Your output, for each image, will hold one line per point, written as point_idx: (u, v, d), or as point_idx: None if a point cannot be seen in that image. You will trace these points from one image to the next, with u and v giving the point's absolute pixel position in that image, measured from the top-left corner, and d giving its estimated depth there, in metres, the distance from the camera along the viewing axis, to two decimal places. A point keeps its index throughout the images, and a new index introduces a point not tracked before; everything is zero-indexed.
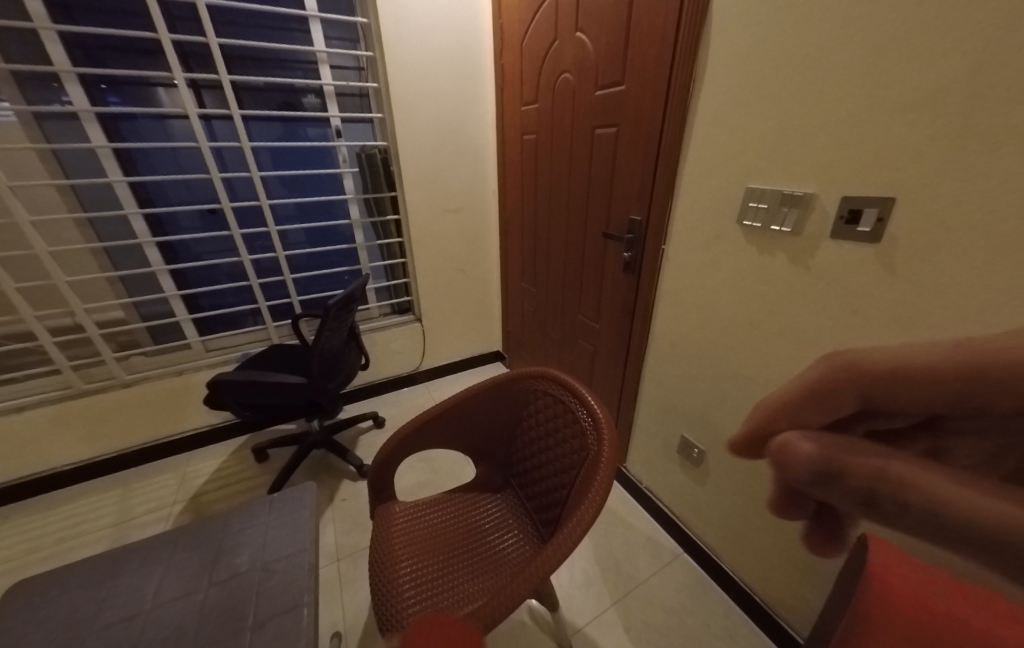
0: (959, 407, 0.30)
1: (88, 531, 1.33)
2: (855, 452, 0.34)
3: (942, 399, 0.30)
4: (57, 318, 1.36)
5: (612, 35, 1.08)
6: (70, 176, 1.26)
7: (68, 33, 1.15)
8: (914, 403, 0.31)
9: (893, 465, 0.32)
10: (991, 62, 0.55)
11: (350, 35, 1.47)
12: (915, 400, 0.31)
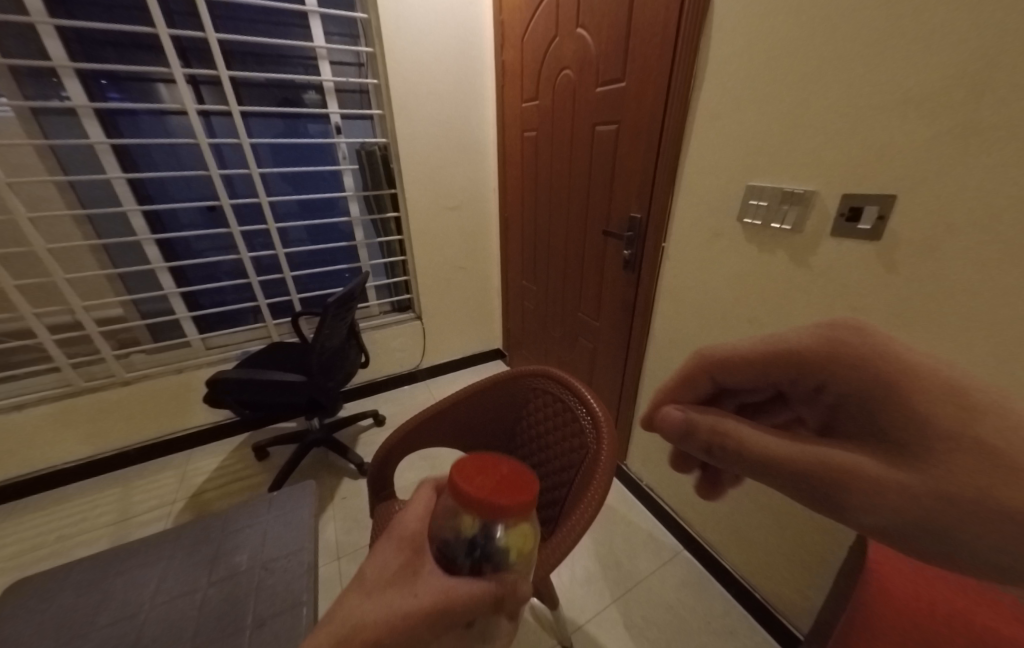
0: (786, 379, 0.36)
1: (88, 530, 1.32)
2: (703, 413, 0.39)
3: (769, 374, 0.37)
4: (57, 315, 1.36)
5: (613, 30, 1.07)
6: (68, 173, 1.25)
7: (66, 28, 1.15)
8: (752, 376, 0.38)
9: (727, 423, 0.37)
10: (992, 58, 0.55)
11: (350, 31, 1.46)
12: (746, 374, 0.38)
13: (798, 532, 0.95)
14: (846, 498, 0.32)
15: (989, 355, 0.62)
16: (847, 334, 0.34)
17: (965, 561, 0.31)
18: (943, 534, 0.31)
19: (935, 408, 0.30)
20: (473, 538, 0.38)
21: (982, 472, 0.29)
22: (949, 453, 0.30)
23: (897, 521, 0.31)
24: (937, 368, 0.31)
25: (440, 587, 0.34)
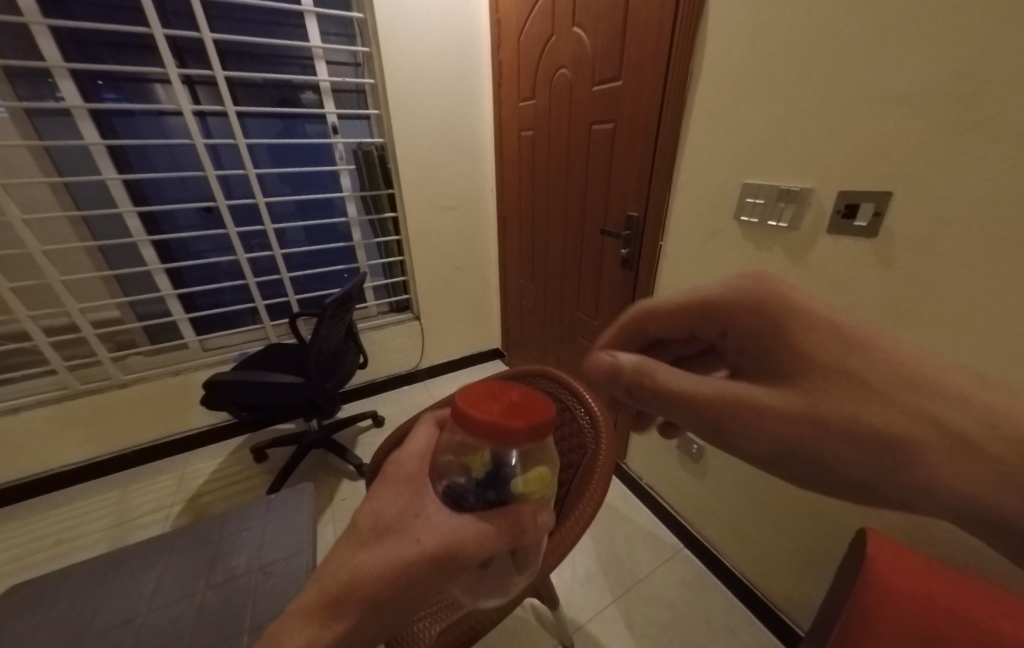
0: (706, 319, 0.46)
1: (85, 534, 1.31)
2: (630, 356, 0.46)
3: (690, 325, 0.47)
4: (53, 318, 1.35)
5: (608, 29, 1.08)
6: (63, 174, 1.24)
7: (60, 29, 1.14)
8: (680, 328, 0.48)
9: (649, 366, 0.45)
10: (986, 55, 0.56)
11: (347, 30, 1.46)
12: (673, 326, 0.48)
13: (798, 529, 0.96)
14: (731, 422, 0.42)
15: (985, 349, 0.63)
16: (762, 291, 0.43)
17: (807, 472, 0.42)
18: (801, 450, 0.41)
19: (820, 347, 0.40)
20: (485, 472, 0.37)
21: (831, 400, 0.39)
22: (809, 385, 0.40)
23: (766, 440, 0.41)
24: (832, 315, 0.41)
25: (449, 529, 0.36)
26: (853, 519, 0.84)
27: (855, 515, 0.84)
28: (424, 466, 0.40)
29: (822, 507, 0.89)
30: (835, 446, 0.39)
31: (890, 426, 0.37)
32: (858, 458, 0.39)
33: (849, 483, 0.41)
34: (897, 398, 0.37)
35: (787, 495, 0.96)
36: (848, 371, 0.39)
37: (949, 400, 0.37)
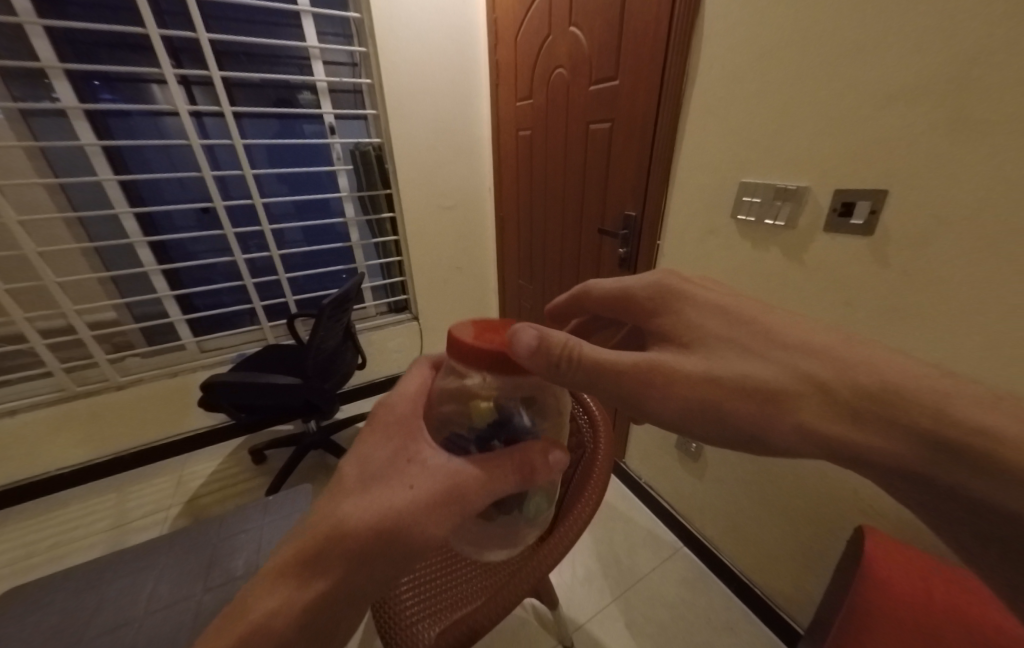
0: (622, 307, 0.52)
1: (81, 537, 1.31)
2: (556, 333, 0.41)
3: (613, 309, 0.53)
4: (49, 319, 1.34)
5: (605, 29, 1.08)
6: (59, 175, 1.24)
7: (55, 29, 1.14)
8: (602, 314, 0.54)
9: (574, 341, 0.41)
10: (981, 53, 0.56)
11: (344, 30, 1.46)
12: (603, 308, 0.54)
13: (797, 526, 0.96)
14: (642, 389, 0.42)
15: (981, 346, 0.63)
16: (665, 283, 0.49)
17: (704, 433, 0.43)
18: (704, 409, 0.42)
19: (708, 321, 0.45)
20: (490, 414, 0.41)
21: (716, 362, 0.43)
22: (701, 352, 0.44)
23: (674, 403, 0.42)
24: (716, 297, 0.47)
25: (446, 474, 0.39)
26: (852, 517, 0.84)
27: (854, 513, 0.84)
28: (414, 409, 0.44)
29: (820, 504, 0.89)
30: (727, 402, 0.41)
31: (766, 378, 0.41)
32: (752, 415, 0.41)
33: (742, 444, 0.42)
34: (766, 357, 0.41)
35: (786, 493, 0.96)
36: (727, 337, 0.44)
37: (824, 362, 0.40)
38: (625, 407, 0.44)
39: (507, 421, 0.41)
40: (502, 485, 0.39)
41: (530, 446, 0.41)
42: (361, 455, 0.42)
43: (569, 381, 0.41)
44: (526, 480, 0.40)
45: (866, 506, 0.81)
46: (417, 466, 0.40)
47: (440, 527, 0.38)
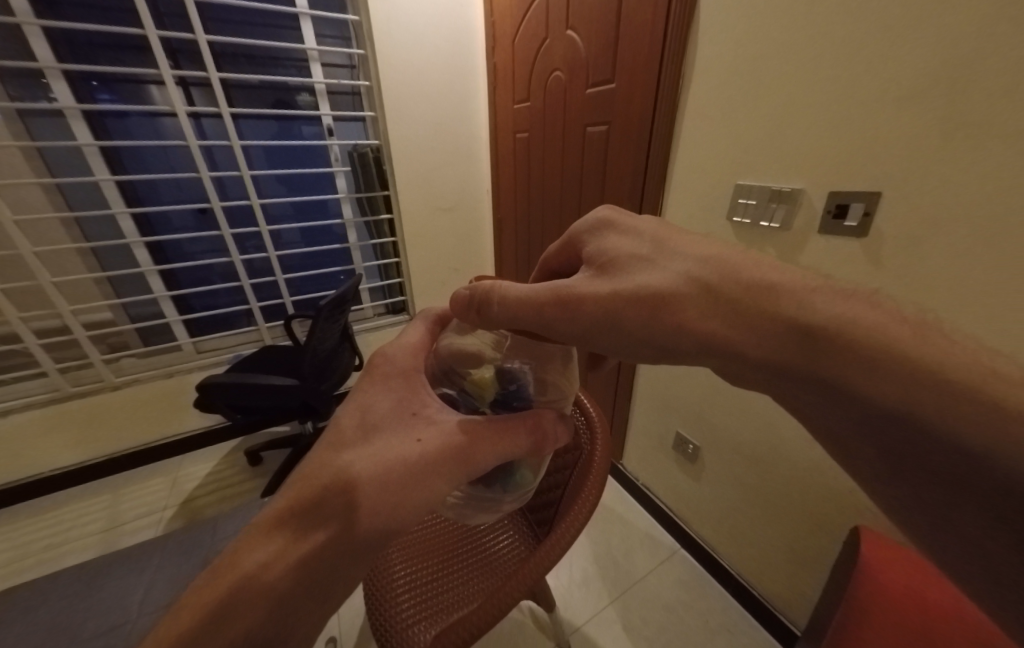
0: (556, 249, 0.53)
1: (75, 539, 1.30)
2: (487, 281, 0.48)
3: (560, 257, 0.53)
4: (44, 319, 1.34)
5: (601, 33, 1.09)
6: (55, 175, 1.24)
7: (53, 29, 1.14)
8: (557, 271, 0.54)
9: (497, 285, 0.46)
10: (971, 59, 0.57)
11: (343, 32, 1.47)
12: (557, 260, 0.53)
13: (793, 527, 0.96)
14: (545, 312, 0.44)
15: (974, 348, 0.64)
16: (604, 222, 0.50)
17: (608, 344, 0.45)
18: (603, 321, 0.44)
19: (626, 248, 0.46)
20: (492, 383, 0.46)
21: (618, 278, 0.45)
22: (610, 275, 0.45)
23: (577, 319, 0.44)
24: (637, 225, 0.48)
25: (454, 427, 0.44)
26: (848, 518, 0.85)
27: (850, 514, 0.84)
28: (416, 362, 0.50)
29: (816, 505, 0.90)
30: (625, 311, 0.43)
31: (655, 284, 0.43)
32: (649, 322, 0.43)
33: (644, 350, 0.44)
34: (663, 267, 0.44)
35: (782, 494, 0.96)
36: (636, 257, 0.46)
37: (725, 274, 0.42)
38: (543, 332, 0.45)
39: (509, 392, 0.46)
40: (515, 435, 0.44)
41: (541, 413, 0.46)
42: (365, 406, 0.46)
43: (496, 321, 0.46)
44: (532, 437, 0.44)
45: (863, 507, 0.81)
46: (422, 419, 0.45)
47: (450, 475, 0.42)
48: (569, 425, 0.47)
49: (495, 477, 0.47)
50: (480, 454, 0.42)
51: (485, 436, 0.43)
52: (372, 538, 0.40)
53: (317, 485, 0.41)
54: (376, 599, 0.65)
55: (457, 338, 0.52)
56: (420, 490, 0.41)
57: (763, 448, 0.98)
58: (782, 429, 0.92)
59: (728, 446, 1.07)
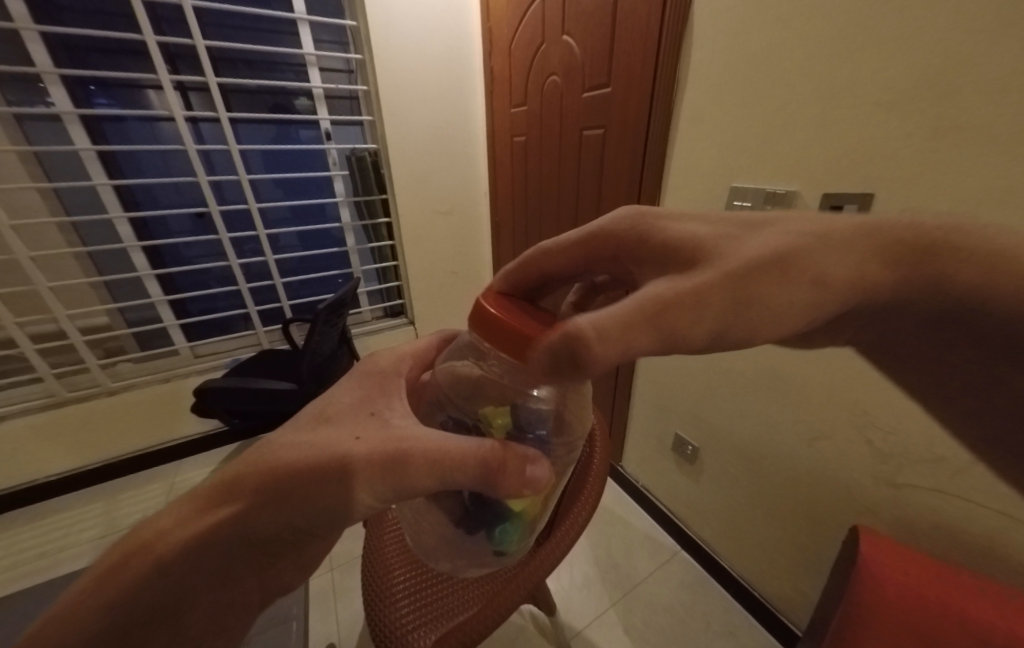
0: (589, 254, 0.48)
1: (70, 546, 1.28)
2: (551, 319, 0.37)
3: (571, 257, 0.48)
4: (40, 324, 1.33)
5: (597, 37, 1.10)
6: (52, 179, 1.24)
7: (51, 34, 1.14)
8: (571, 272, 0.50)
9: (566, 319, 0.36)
10: (961, 61, 0.58)
11: (341, 38, 1.48)
12: (557, 266, 0.49)
13: (792, 526, 0.96)
14: (669, 308, 0.36)
15: None
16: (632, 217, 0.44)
17: (739, 337, 0.37)
18: (739, 304, 0.36)
19: (692, 232, 0.40)
20: (506, 416, 0.45)
21: (723, 257, 0.38)
22: (708, 256, 0.38)
23: (709, 307, 0.36)
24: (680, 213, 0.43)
25: (392, 434, 0.41)
26: (846, 516, 0.85)
27: (848, 512, 0.84)
28: (396, 367, 0.50)
29: (815, 504, 0.90)
30: (757, 289, 0.36)
31: (778, 253, 0.37)
32: (785, 295, 0.37)
33: (786, 331, 0.38)
34: (759, 236, 0.38)
35: (781, 494, 0.97)
36: (716, 234, 0.40)
37: (826, 236, 0.38)
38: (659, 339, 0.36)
39: (524, 428, 0.45)
40: (460, 455, 0.39)
41: (508, 452, 0.40)
42: (351, 394, 0.45)
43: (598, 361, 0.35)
44: (483, 461, 0.39)
45: (861, 505, 0.82)
46: (376, 419, 0.43)
47: (371, 484, 0.39)
48: (541, 470, 0.40)
49: (486, 525, 0.44)
50: (410, 468, 0.39)
51: (421, 450, 0.40)
52: (269, 536, 0.39)
53: (248, 470, 0.38)
54: (377, 606, 0.64)
55: (460, 363, 0.51)
56: (334, 492, 0.39)
57: (762, 448, 0.98)
58: (779, 428, 0.92)
59: (727, 446, 1.07)
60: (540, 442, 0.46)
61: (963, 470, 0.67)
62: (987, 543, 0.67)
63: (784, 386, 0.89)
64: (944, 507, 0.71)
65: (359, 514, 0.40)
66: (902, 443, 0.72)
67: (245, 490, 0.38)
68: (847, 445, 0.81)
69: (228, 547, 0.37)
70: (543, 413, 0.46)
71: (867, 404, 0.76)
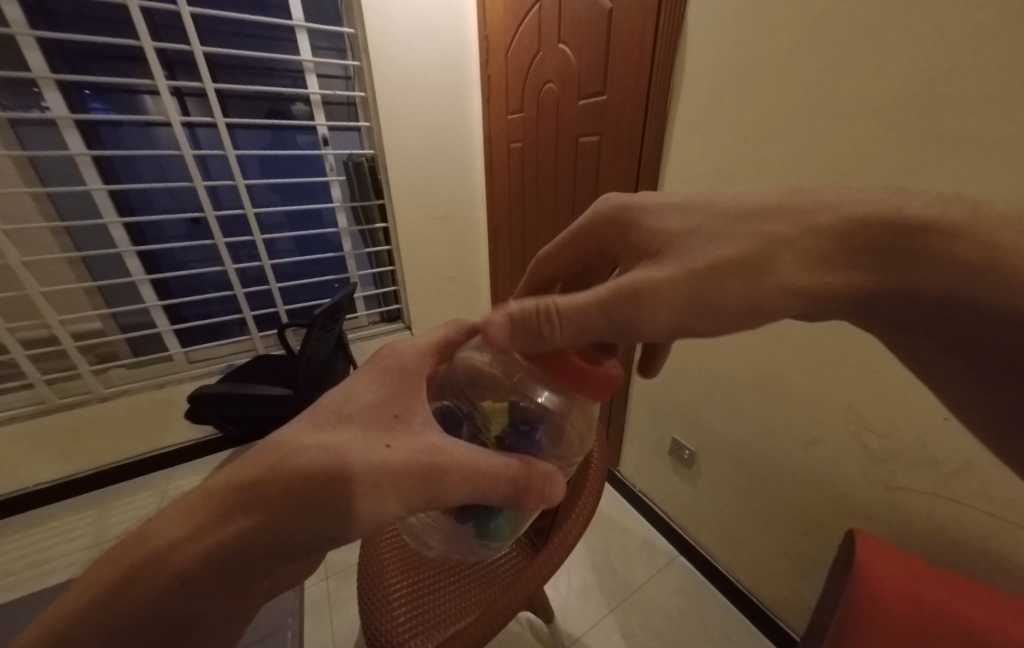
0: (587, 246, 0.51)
1: (59, 556, 1.26)
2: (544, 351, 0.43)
3: (566, 256, 0.52)
4: (31, 330, 1.31)
5: (592, 46, 1.11)
6: (45, 183, 1.23)
7: (47, 39, 1.14)
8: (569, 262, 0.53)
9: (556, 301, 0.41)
10: None
11: (338, 45, 1.49)
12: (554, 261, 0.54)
13: (789, 530, 0.97)
14: (636, 289, 0.39)
15: None
16: (608, 215, 0.48)
17: (709, 327, 0.40)
18: (696, 300, 0.39)
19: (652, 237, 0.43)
20: (504, 415, 0.46)
21: (690, 251, 0.40)
22: (674, 253, 0.41)
23: (668, 299, 0.39)
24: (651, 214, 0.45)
25: (426, 444, 0.41)
26: (843, 520, 0.85)
27: (844, 516, 0.85)
28: (418, 365, 0.49)
29: (813, 508, 0.90)
30: (718, 284, 0.39)
31: (743, 257, 0.39)
32: (752, 290, 0.39)
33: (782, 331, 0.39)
34: (734, 227, 0.41)
35: (780, 498, 0.97)
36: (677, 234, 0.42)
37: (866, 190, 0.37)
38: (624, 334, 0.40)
39: (527, 430, 0.46)
40: (494, 470, 0.40)
41: (534, 468, 0.42)
42: (349, 396, 0.45)
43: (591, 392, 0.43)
44: (510, 480, 0.40)
45: (858, 509, 0.82)
46: (402, 423, 0.43)
47: (403, 495, 0.39)
48: (559, 489, 0.42)
49: (476, 523, 0.45)
50: (446, 481, 0.39)
51: (458, 466, 0.40)
52: (297, 544, 0.38)
53: (260, 477, 0.38)
54: (371, 615, 0.64)
55: (476, 356, 0.52)
56: (364, 504, 0.38)
57: (759, 452, 0.98)
58: (776, 431, 0.93)
59: (725, 451, 1.07)
60: (535, 445, 0.46)
61: (958, 473, 0.67)
62: (981, 545, 0.67)
63: (781, 391, 0.90)
64: (939, 510, 0.71)
65: (383, 525, 0.39)
66: (898, 446, 0.73)
67: (246, 498, 0.37)
68: (844, 449, 0.81)
69: (222, 561, 0.36)
70: (546, 416, 0.48)
71: (862, 409, 0.76)
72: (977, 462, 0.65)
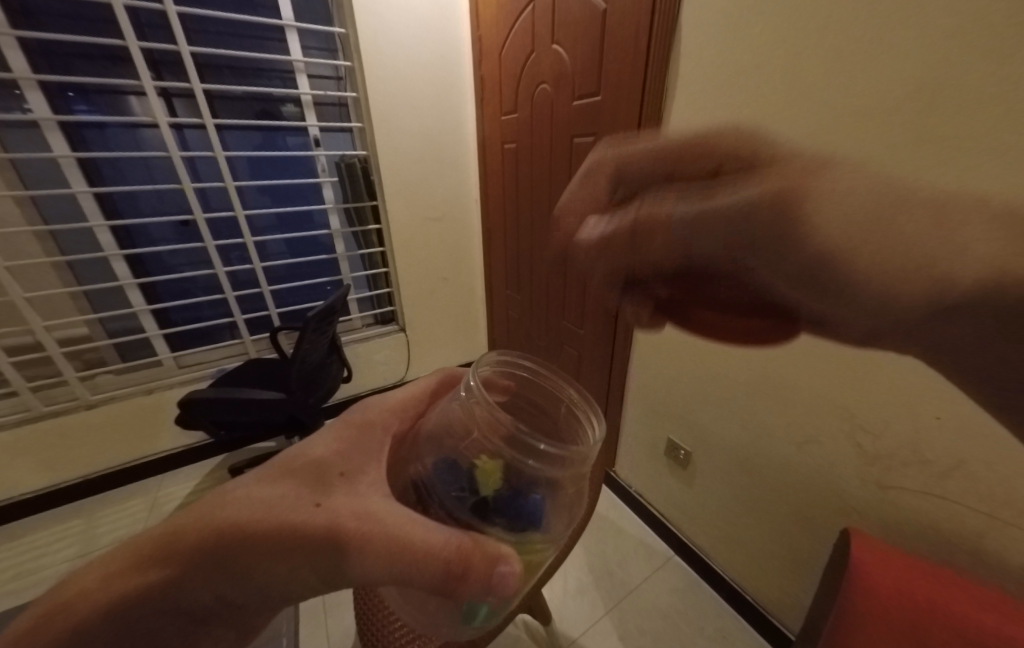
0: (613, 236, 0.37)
1: (47, 566, 1.24)
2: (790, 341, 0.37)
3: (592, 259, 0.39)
4: (14, 337, 1.28)
5: (589, 47, 1.10)
6: (29, 187, 1.21)
7: (29, 39, 1.12)
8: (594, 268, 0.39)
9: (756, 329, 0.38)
10: None
11: (329, 45, 1.47)
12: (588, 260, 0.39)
13: (784, 531, 0.97)
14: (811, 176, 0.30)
15: None
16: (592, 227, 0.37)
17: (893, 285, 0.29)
18: (874, 227, 0.28)
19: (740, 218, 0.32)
20: (498, 478, 0.34)
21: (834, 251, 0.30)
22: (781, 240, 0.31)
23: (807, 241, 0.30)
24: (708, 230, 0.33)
25: (357, 508, 0.37)
26: (837, 520, 0.85)
27: (838, 515, 0.85)
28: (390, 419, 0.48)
29: (807, 508, 0.91)
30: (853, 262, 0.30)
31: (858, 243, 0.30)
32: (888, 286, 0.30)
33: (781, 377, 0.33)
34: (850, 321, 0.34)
35: (774, 499, 0.97)
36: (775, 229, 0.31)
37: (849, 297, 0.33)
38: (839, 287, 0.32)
39: (518, 495, 0.34)
40: (426, 545, 0.34)
41: (469, 546, 0.34)
42: None
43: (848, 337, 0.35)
44: (446, 564, 0.33)
45: (852, 508, 0.82)
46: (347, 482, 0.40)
47: (311, 560, 0.36)
48: (510, 580, 0.33)
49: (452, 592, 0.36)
50: (367, 553, 0.35)
51: (385, 537, 0.35)
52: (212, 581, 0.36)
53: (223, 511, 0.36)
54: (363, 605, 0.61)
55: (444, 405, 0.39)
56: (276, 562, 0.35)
57: (754, 454, 0.99)
58: (771, 433, 0.93)
59: (721, 452, 1.07)
60: (536, 511, 0.34)
61: (949, 472, 0.68)
62: (969, 544, 0.68)
63: (776, 391, 0.90)
64: (929, 509, 0.71)
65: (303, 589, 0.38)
66: (889, 446, 0.74)
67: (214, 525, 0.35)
68: (837, 448, 0.82)
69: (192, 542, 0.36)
70: (556, 482, 0.33)
71: (856, 408, 0.77)
72: (967, 463, 0.65)
